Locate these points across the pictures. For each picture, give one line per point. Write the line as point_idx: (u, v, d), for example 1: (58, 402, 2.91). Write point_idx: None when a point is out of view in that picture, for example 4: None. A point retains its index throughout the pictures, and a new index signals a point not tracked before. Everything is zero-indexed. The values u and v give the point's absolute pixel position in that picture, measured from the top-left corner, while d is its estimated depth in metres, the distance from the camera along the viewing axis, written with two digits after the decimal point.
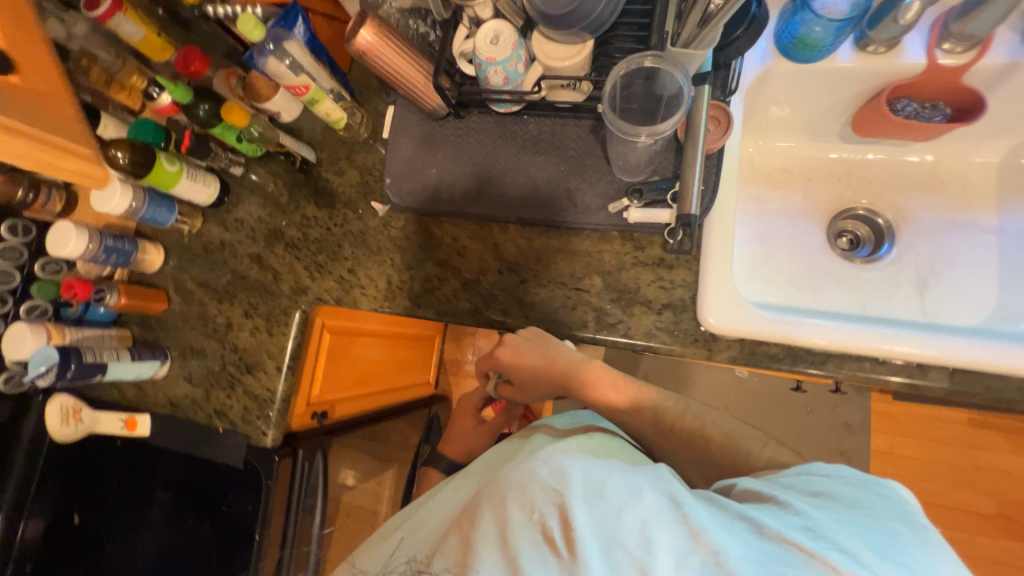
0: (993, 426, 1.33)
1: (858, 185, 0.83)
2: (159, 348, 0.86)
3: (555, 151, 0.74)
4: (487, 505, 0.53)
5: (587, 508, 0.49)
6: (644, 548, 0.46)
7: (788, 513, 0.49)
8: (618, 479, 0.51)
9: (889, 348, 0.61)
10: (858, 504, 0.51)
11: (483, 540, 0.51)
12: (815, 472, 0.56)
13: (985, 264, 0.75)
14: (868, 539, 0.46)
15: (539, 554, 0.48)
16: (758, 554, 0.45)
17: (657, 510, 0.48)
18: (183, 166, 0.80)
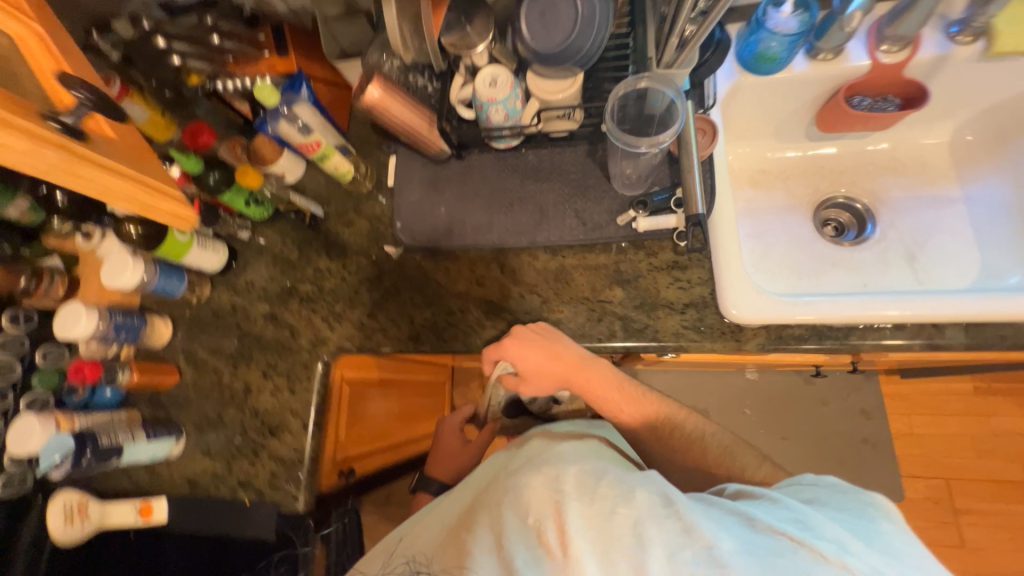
0: (999, 391, 1.38)
1: (831, 176, 0.91)
2: (174, 424, 0.82)
3: (557, 177, 0.79)
4: (487, 512, 0.58)
5: (580, 509, 0.52)
6: (637, 542, 0.48)
7: (777, 510, 0.52)
8: (614, 479, 0.54)
9: (903, 314, 0.64)
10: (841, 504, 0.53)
11: (480, 545, 0.54)
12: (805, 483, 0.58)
13: (962, 231, 0.82)
14: (850, 529, 0.49)
15: (534, 556, 0.50)
16: (746, 541, 0.48)
17: (649, 508, 0.51)
18: (193, 236, 0.80)
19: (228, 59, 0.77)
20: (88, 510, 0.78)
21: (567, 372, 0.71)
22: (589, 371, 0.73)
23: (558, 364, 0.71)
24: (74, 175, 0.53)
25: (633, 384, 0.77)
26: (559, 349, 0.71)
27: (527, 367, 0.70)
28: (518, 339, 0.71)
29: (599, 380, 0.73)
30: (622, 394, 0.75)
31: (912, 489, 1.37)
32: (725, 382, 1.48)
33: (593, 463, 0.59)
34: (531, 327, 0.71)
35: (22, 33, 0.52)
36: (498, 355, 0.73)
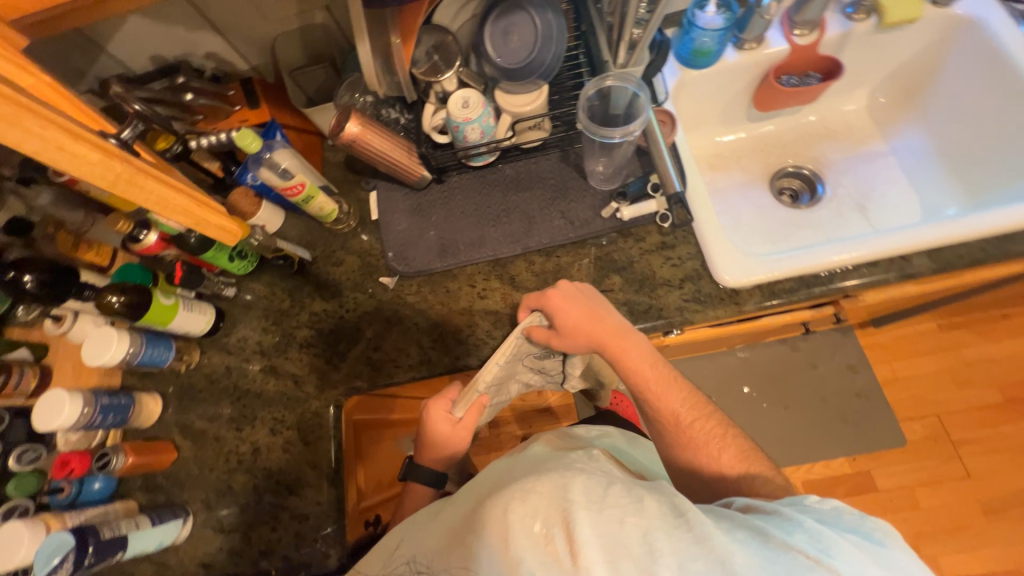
0: (959, 323, 1.49)
1: (778, 150, 1.00)
2: (178, 505, 0.76)
3: (537, 184, 0.83)
4: (485, 520, 0.51)
5: (591, 518, 0.46)
6: (648, 554, 0.44)
7: (792, 527, 0.49)
8: (622, 488, 0.49)
9: (872, 252, 0.70)
10: (849, 523, 0.51)
11: (484, 554, 0.49)
12: (810, 499, 0.55)
13: (897, 178, 0.92)
14: (854, 542, 0.48)
15: (541, 567, 0.45)
16: (766, 560, 0.45)
17: (661, 518, 0.47)
18: (178, 298, 0.78)
19: (198, 118, 0.80)
20: None
21: (606, 339, 0.69)
22: (629, 344, 0.69)
23: (598, 327, 0.68)
24: (143, 189, 0.53)
25: (668, 369, 0.71)
26: (599, 313, 0.69)
27: (566, 320, 0.68)
28: (561, 293, 0.69)
29: (638, 358, 0.69)
30: (656, 375, 0.70)
31: (911, 431, 1.44)
32: (720, 364, 1.52)
33: (594, 470, 0.54)
34: (572, 284, 0.71)
35: (39, 86, 0.46)
36: (534, 305, 0.70)
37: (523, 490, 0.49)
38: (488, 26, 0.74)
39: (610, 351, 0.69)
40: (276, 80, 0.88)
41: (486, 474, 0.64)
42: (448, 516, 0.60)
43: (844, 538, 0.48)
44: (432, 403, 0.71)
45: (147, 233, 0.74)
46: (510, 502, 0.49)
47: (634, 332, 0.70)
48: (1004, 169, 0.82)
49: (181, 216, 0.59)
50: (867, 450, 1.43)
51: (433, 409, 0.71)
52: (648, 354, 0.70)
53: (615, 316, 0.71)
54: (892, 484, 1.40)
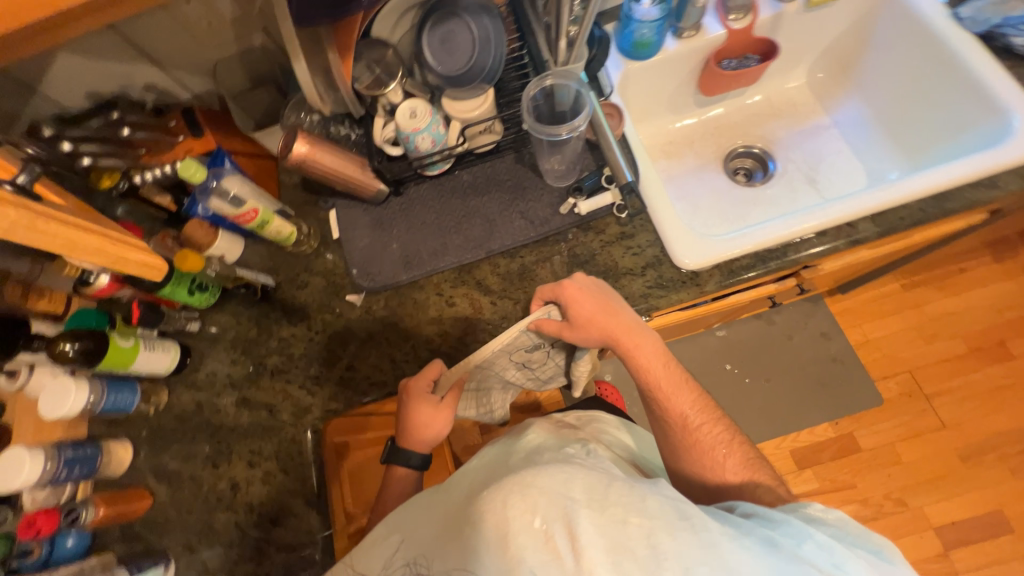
0: (920, 282, 1.55)
1: (727, 132, 1.02)
2: (159, 552, 0.73)
3: (495, 187, 0.83)
4: (482, 513, 0.51)
5: (593, 518, 0.47)
6: (654, 557, 0.45)
7: (804, 538, 0.50)
8: (624, 486, 0.50)
9: (820, 223, 0.73)
10: (855, 536, 0.53)
11: (483, 548, 0.50)
12: (816, 506, 0.56)
13: (840, 150, 0.96)
14: (863, 559, 0.50)
15: (540, 564, 0.46)
16: (777, 570, 0.46)
17: (664, 519, 0.47)
18: (137, 339, 0.76)
19: (141, 152, 0.77)
20: None
21: (619, 333, 0.70)
22: (642, 340, 0.72)
23: (613, 320, 0.70)
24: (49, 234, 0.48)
25: (680, 370, 0.74)
26: (614, 308, 0.71)
27: (581, 313, 0.69)
28: (578, 285, 0.71)
29: (650, 354, 0.72)
30: (669, 375, 0.73)
31: (886, 390, 1.49)
32: (700, 345, 1.55)
33: (592, 465, 0.54)
34: (589, 278, 0.72)
35: None
36: (551, 298, 0.72)
37: (523, 485, 0.50)
38: (426, 35, 0.74)
39: (624, 344, 0.71)
40: (221, 108, 0.87)
41: (479, 467, 0.65)
42: (444, 508, 0.60)
43: (852, 552, 0.50)
44: (412, 381, 0.74)
45: (97, 276, 0.72)
46: (510, 495, 0.49)
47: (647, 330, 0.73)
48: (939, 131, 0.86)
49: (96, 257, 0.53)
50: (848, 413, 1.48)
51: (413, 386, 0.73)
52: (656, 351, 0.73)
53: (629, 314, 0.73)
54: (876, 443, 1.45)
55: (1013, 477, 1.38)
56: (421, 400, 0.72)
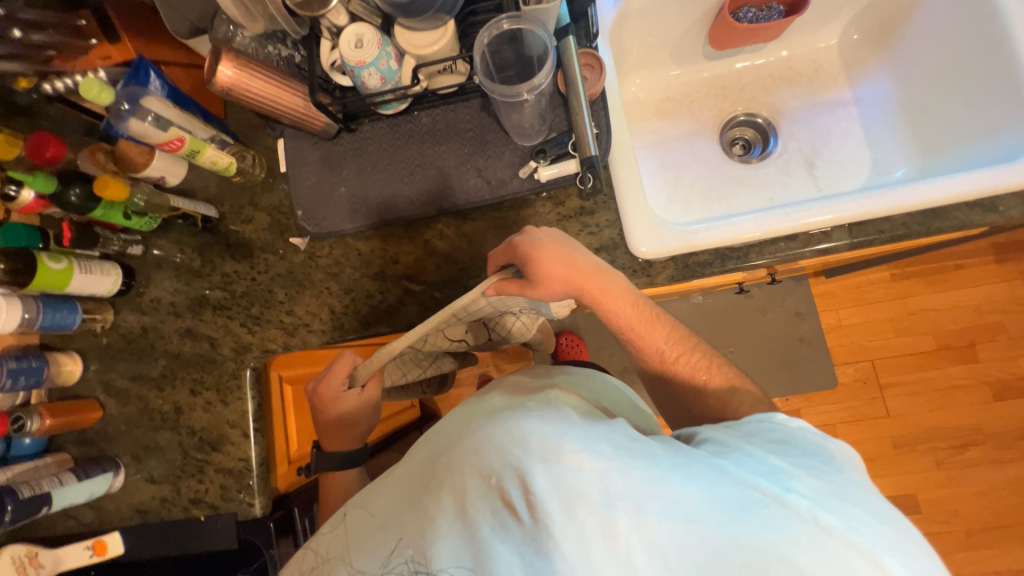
0: (911, 274, 1.50)
1: (733, 95, 0.91)
2: (109, 459, 0.79)
3: (453, 136, 0.76)
4: (442, 478, 0.49)
5: (547, 471, 0.44)
6: (606, 500, 0.43)
7: (749, 460, 0.47)
8: (578, 435, 0.46)
9: (803, 223, 0.66)
10: (807, 446, 0.50)
11: (442, 515, 0.48)
12: (777, 419, 0.53)
13: (853, 132, 0.85)
14: (817, 475, 0.46)
15: (500, 522, 0.45)
16: (721, 498, 0.43)
17: (615, 459, 0.44)
18: (71, 261, 0.74)
19: (52, 54, 0.69)
20: (40, 559, 0.76)
21: (582, 281, 0.64)
22: (606, 284, 0.65)
23: (572, 270, 0.64)
24: None
25: (650, 307, 0.69)
26: (571, 255, 0.65)
27: (538, 269, 0.63)
28: (531, 239, 0.64)
29: (618, 298, 0.66)
30: (638, 315, 0.67)
31: (843, 375, 1.52)
32: (672, 309, 1.55)
33: (551, 408, 0.50)
34: (543, 231, 0.66)
35: None
36: (507, 260, 0.67)
37: (479, 447, 0.48)
38: None
39: (588, 294, 0.65)
40: None
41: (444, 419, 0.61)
42: (404, 469, 0.56)
43: (796, 467, 0.46)
44: (322, 387, 0.69)
45: (19, 190, 0.69)
46: (467, 457, 0.48)
47: (612, 273, 0.67)
48: (963, 127, 0.75)
49: None
50: (800, 391, 1.52)
51: (325, 390, 0.69)
52: (620, 288, 0.66)
53: (590, 257, 0.67)
54: (818, 421, 1.51)
55: (936, 468, 1.45)
56: (338, 398, 0.70)
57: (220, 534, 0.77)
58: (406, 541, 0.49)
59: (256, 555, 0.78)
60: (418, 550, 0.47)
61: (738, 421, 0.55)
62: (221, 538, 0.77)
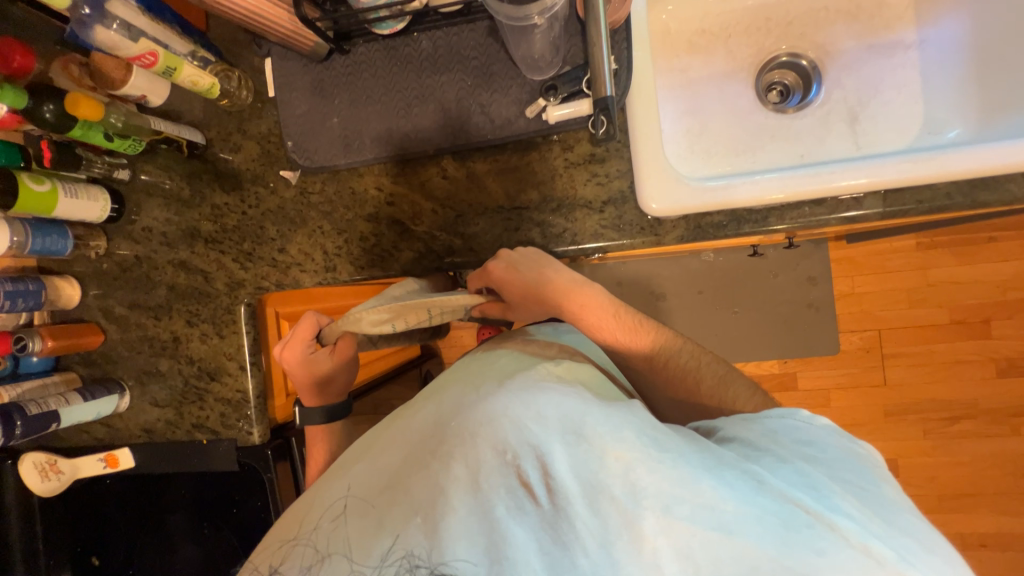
0: (938, 244, 1.42)
1: (777, 30, 0.81)
2: (113, 382, 0.82)
3: (457, 65, 0.68)
4: (454, 446, 0.51)
5: (567, 451, 0.47)
6: (631, 495, 0.45)
7: (784, 468, 0.48)
8: (598, 415, 0.49)
9: (840, 184, 0.60)
10: (830, 449, 0.51)
11: (454, 486, 0.49)
12: (801, 418, 0.54)
13: (908, 83, 0.75)
14: (856, 494, 0.46)
15: (516, 503, 0.47)
16: (761, 511, 0.43)
17: (641, 451, 0.46)
18: (55, 184, 0.71)
19: None
20: (59, 466, 0.83)
21: (560, 298, 0.70)
22: (583, 298, 0.71)
23: (546, 291, 0.68)
24: None
25: (632, 317, 0.72)
26: (548, 274, 0.68)
27: (513, 292, 0.67)
28: (506, 263, 0.67)
29: (597, 312, 0.71)
30: (621, 325, 0.71)
31: (847, 342, 1.50)
32: (680, 265, 1.54)
33: (569, 386, 0.53)
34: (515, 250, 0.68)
35: None
36: (481, 284, 0.71)
37: (494, 420, 0.50)
38: None
39: (570, 310, 0.71)
40: None
41: (446, 380, 0.62)
42: (409, 432, 0.56)
43: (838, 484, 0.47)
44: (287, 353, 0.73)
45: None
46: (480, 428, 0.50)
47: (590, 287, 0.72)
48: None
49: None
50: (800, 355, 1.51)
51: (290, 354, 0.74)
52: (598, 300, 0.71)
53: (566, 271, 0.70)
54: (812, 385, 1.52)
55: (923, 437, 1.48)
56: (303, 361, 0.73)
57: (224, 456, 0.81)
58: (413, 510, 0.49)
59: (256, 478, 0.82)
60: (428, 536, 0.47)
61: (760, 415, 0.56)
62: (224, 460, 0.81)
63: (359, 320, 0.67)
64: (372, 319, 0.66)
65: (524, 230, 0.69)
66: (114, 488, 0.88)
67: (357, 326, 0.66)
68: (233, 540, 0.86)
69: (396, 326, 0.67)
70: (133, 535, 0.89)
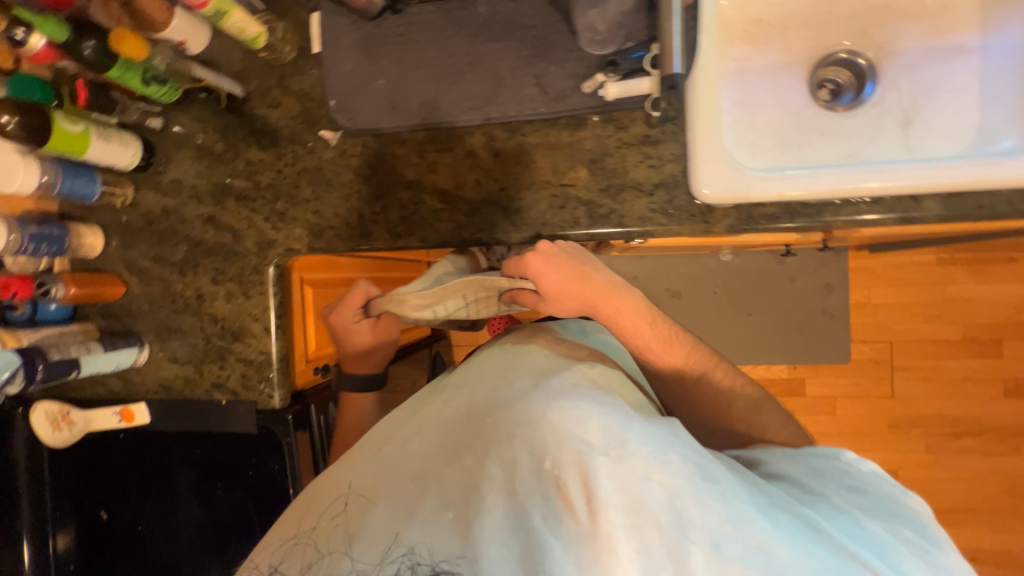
0: (958, 261, 1.43)
1: (837, 25, 0.79)
2: (133, 335, 0.81)
3: (513, 33, 0.66)
4: (489, 444, 0.52)
5: (609, 467, 0.47)
6: (678, 526, 0.45)
7: (839, 517, 0.49)
8: (641, 434, 0.49)
9: (902, 178, 0.59)
10: (884, 498, 0.53)
11: (488, 485, 0.49)
12: (847, 460, 0.56)
13: (966, 89, 0.74)
14: (912, 549, 0.47)
15: (552, 514, 0.47)
16: (822, 563, 0.44)
17: (687, 479, 0.47)
18: (88, 126, 0.69)
19: None
20: (72, 417, 0.81)
21: (596, 299, 0.67)
22: (621, 302, 0.69)
23: (583, 288, 0.66)
24: None
25: (668, 328, 0.72)
26: (586, 273, 0.67)
27: (549, 286, 0.65)
28: (543, 256, 0.65)
29: (634, 317, 0.69)
30: (657, 334, 0.71)
31: (858, 352, 1.50)
32: (697, 264, 1.54)
33: (607, 398, 0.54)
34: (551, 244, 0.66)
35: None
36: (520, 273, 0.66)
37: (533, 423, 0.51)
38: None
39: (605, 313, 0.68)
40: None
41: (478, 375, 0.64)
42: (440, 422, 0.59)
43: (896, 541, 0.48)
44: (336, 316, 0.74)
45: (28, 35, 0.59)
46: (518, 430, 0.51)
47: (627, 291, 0.69)
48: None
49: None
50: (809, 362, 1.51)
51: (338, 322, 0.74)
52: (634, 307, 0.69)
53: (605, 273, 0.69)
54: (820, 392, 1.52)
55: (925, 451, 1.49)
56: (350, 329, 0.74)
57: (245, 419, 0.80)
58: (445, 505, 0.50)
59: (275, 443, 0.81)
60: (462, 538, 0.47)
61: (802, 453, 0.59)
62: (244, 423, 0.80)
63: (404, 301, 0.69)
64: (416, 303, 0.68)
65: (569, 209, 0.68)
66: (128, 443, 0.87)
67: (401, 308, 0.68)
68: (248, 502, 0.85)
69: (437, 313, 0.69)
70: (145, 492, 0.88)
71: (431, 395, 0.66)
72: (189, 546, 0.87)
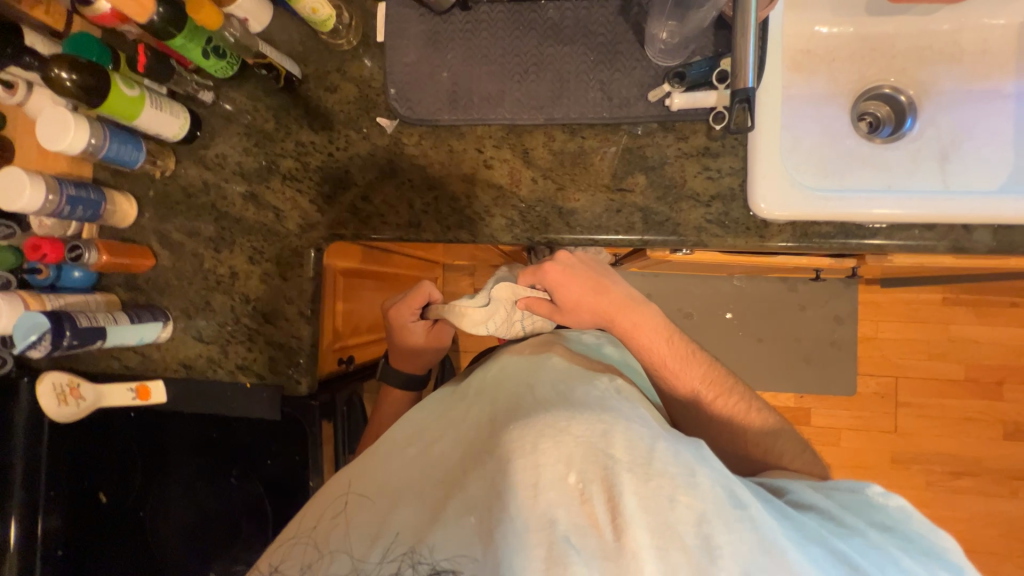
0: (964, 302, 1.47)
1: (881, 62, 0.83)
2: (159, 309, 0.77)
3: (581, 38, 0.67)
4: (507, 452, 0.49)
5: (635, 485, 0.45)
6: (705, 551, 0.42)
7: (871, 551, 0.47)
8: (668, 451, 0.47)
9: (956, 208, 0.60)
10: (915, 537, 0.50)
11: (508, 494, 0.46)
12: (874, 493, 0.54)
13: (1002, 132, 0.75)
14: None
15: (578, 529, 0.44)
16: None
17: (716, 503, 0.44)
18: (144, 92, 0.67)
19: None
20: (80, 392, 0.76)
21: (613, 312, 0.70)
22: (639, 317, 0.71)
23: (603, 300, 0.70)
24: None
25: (685, 345, 0.72)
26: (605, 285, 0.71)
27: (566, 297, 0.70)
28: (561, 266, 0.70)
29: (652, 333, 0.71)
30: (673, 351, 0.71)
31: (864, 385, 1.52)
32: (710, 286, 1.56)
33: (632, 412, 0.53)
34: (570, 257, 0.71)
35: None
36: (534, 280, 0.72)
37: (557, 432, 0.48)
38: None
39: (621, 328, 0.71)
40: None
41: (501, 380, 0.62)
42: (460, 428, 0.57)
43: None
44: (395, 312, 0.81)
45: None
46: (541, 440, 0.48)
47: (646, 307, 0.72)
48: None
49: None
50: (816, 391, 1.53)
51: (395, 318, 0.82)
52: (656, 322, 0.71)
53: (626, 287, 0.72)
54: (824, 423, 1.53)
55: (925, 488, 1.50)
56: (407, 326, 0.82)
57: (269, 405, 0.77)
58: (466, 509, 0.48)
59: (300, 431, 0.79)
60: (482, 548, 0.45)
61: (827, 486, 0.57)
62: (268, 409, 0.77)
63: (464, 315, 0.78)
64: (473, 317, 0.78)
65: (625, 213, 0.68)
66: (136, 424, 0.83)
67: (462, 319, 0.78)
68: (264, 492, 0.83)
69: (491, 328, 0.79)
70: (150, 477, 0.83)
71: (453, 400, 0.64)
72: (193, 537, 0.83)
